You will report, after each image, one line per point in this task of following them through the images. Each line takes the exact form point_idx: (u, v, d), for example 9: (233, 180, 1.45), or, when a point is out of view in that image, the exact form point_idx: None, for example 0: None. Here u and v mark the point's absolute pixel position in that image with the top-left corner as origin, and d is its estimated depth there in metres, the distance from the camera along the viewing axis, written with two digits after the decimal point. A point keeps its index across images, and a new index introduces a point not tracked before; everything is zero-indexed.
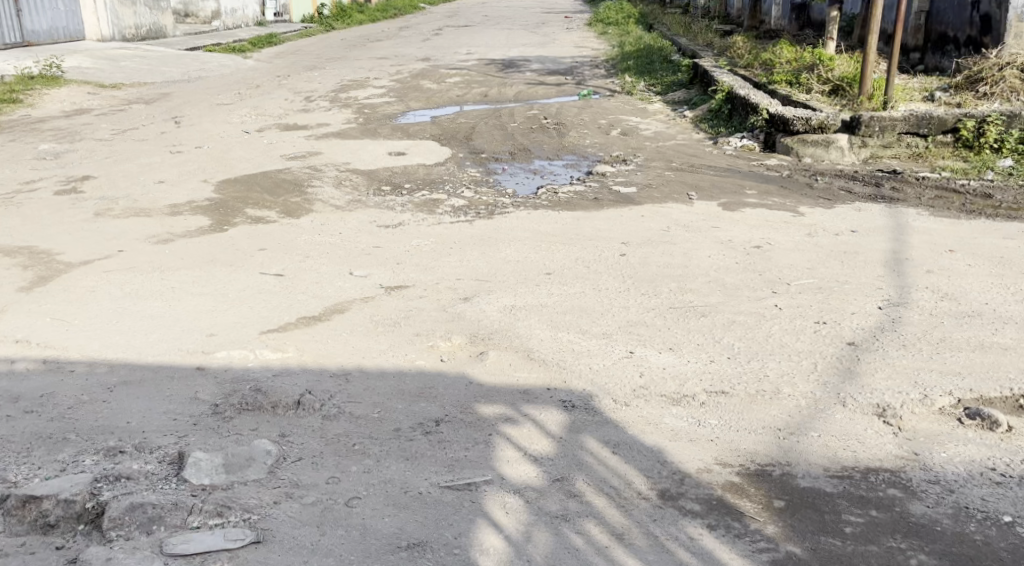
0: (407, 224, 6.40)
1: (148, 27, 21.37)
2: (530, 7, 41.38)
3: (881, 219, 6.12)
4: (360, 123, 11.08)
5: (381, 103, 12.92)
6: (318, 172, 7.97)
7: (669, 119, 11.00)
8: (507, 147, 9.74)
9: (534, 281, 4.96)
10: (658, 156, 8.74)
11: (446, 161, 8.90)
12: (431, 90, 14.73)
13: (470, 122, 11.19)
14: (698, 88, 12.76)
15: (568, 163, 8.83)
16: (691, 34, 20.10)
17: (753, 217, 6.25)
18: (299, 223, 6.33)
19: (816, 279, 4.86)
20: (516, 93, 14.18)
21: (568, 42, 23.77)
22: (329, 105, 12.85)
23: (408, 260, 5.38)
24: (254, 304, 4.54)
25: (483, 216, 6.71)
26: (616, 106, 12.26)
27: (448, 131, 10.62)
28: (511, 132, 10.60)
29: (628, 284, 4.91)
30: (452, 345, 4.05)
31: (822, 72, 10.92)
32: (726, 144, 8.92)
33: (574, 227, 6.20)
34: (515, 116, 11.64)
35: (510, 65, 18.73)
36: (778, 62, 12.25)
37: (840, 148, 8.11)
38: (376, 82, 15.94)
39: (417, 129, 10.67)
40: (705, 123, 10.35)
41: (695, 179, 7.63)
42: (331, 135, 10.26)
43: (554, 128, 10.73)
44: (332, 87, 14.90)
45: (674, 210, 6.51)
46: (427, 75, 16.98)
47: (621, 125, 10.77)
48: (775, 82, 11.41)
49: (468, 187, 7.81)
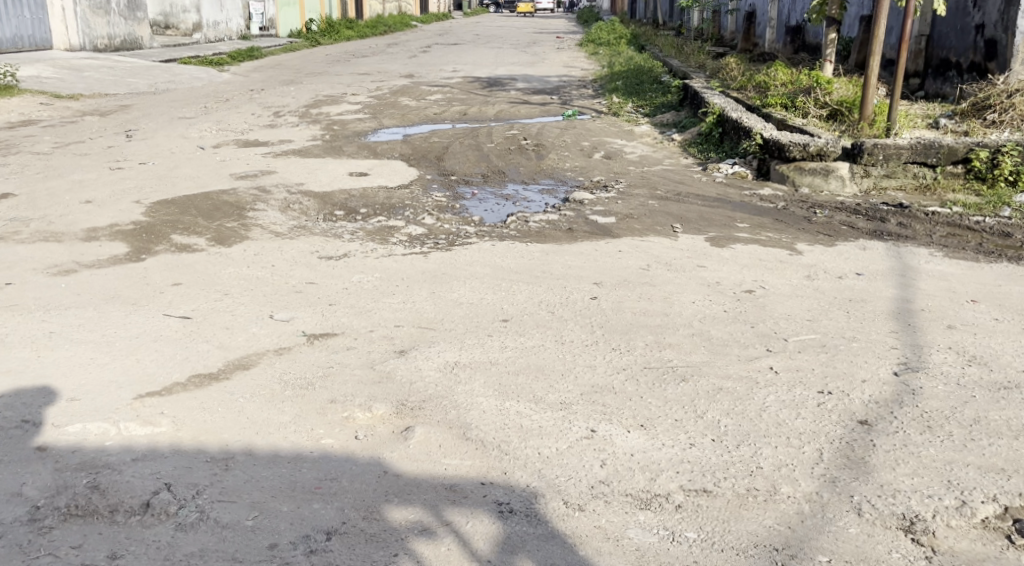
0: (353, 255, 5.65)
1: (123, 38, 20.70)
2: (523, 27, 40.84)
3: (890, 260, 5.39)
4: (326, 141, 10.35)
5: (352, 120, 12.21)
6: (266, 194, 7.23)
7: (656, 142, 10.29)
8: (480, 169, 9.01)
9: (486, 330, 4.19)
10: (642, 181, 8.03)
11: (412, 183, 8.16)
12: (408, 107, 14.03)
13: (444, 142, 10.47)
14: (688, 111, 12.07)
15: (544, 187, 8.11)
16: (682, 55, 19.49)
17: (745, 255, 5.51)
18: (228, 253, 5.58)
19: (819, 335, 4.11)
20: (497, 112, 13.49)
21: (558, 62, 23.16)
22: (297, 121, 12.13)
23: (342, 301, 4.62)
24: (142, 357, 3.77)
25: (440, 247, 5.95)
26: (601, 128, 11.55)
27: (419, 151, 9.90)
28: (487, 153, 9.87)
29: (596, 335, 4.15)
30: (373, 416, 3.28)
31: (820, 96, 10.25)
32: (717, 171, 8.20)
33: (542, 262, 5.45)
34: (492, 137, 10.94)
35: (495, 83, 18.07)
36: (773, 84, 11.59)
37: (840, 177, 7.41)
38: (353, 97, 15.24)
39: (386, 148, 9.94)
40: (694, 147, 9.65)
41: (680, 208, 6.92)
42: (291, 152, 9.53)
43: (533, 150, 10.01)
44: (304, 102, 14.18)
45: (655, 245, 5.77)
46: (407, 92, 16.29)
47: (604, 148, 10.06)
48: (770, 104, 10.74)
49: (429, 213, 7.05)
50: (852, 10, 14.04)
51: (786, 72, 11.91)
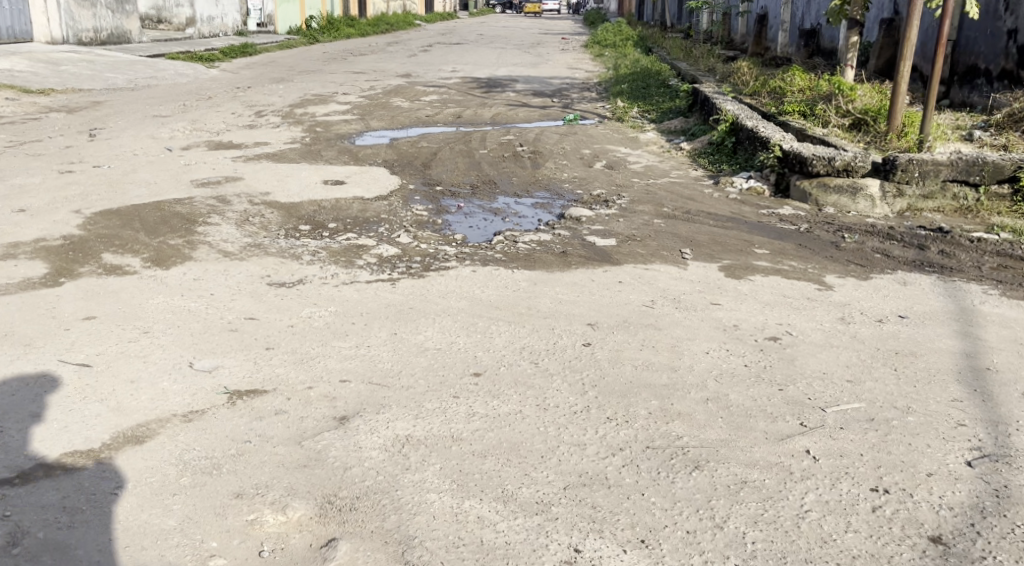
0: (309, 280, 4.87)
1: (109, 31, 19.96)
2: (529, 28, 40.14)
3: (940, 301, 4.61)
4: (305, 145, 9.58)
5: (338, 122, 11.45)
6: (225, 204, 6.47)
7: (663, 151, 9.51)
8: (470, 178, 8.25)
9: (451, 389, 3.39)
10: (647, 196, 7.27)
11: (391, 193, 7.39)
12: (400, 109, 13.29)
13: (433, 148, 9.71)
14: (698, 117, 11.28)
15: (539, 201, 7.34)
16: (690, 59, 18.70)
17: (765, 289, 4.74)
18: (165, 275, 4.80)
19: (866, 404, 3.31)
20: (493, 115, 12.73)
21: (562, 63, 22.39)
22: (279, 122, 11.37)
23: (283, 343, 3.83)
24: (8, 426, 2.99)
25: (413, 272, 5.18)
26: (603, 134, 10.77)
27: (405, 157, 9.14)
28: (479, 160, 9.11)
29: (588, 400, 3.36)
30: (286, 521, 2.58)
31: (842, 103, 9.50)
32: (730, 186, 7.45)
33: (530, 294, 4.67)
34: (486, 142, 10.19)
35: (494, 85, 17.30)
36: (790, 90, 10.82)
37: (870, 197, 6.62)
38: (343, 97, 14.49)
39: (370, 153, 9.18)
40: (704, 157, 8.86)
41: (689, 229, 6.14)
42: (265, 156, 8.77)
43: (529, 157, 9.25)
44: (290, 102, 13.41)
45: (660, 276, 5.00)
46: (401, 93, 15.54)
47: (606, 157, 9.29)
48: (787, 112, 9.99)
49: (407, 228, 6.28)
50: (872, 13, 13.29)
51: (804, 77, 11.13)
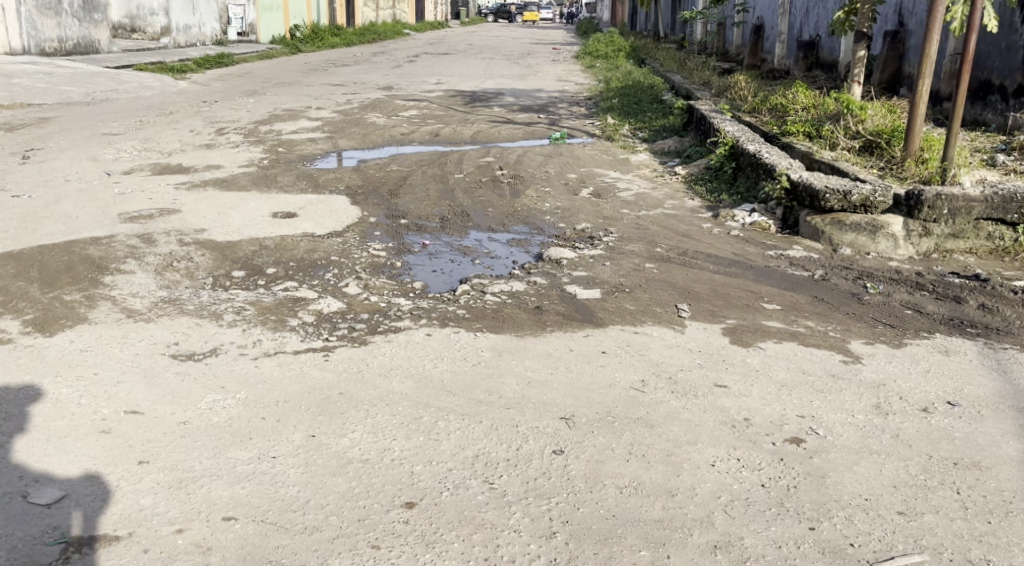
0: (224, 351, 4.00)
1: (76, 41, 19.12)
2: (520, 37, 39.45)
3: (993, 379, 3.76)
4: (261, 169, 8.73)
5: (304, 140, 10.61)
6: (149, 245, 5.62)
7: (655, 177, 8.70)
8: (440, 208, 7.41)
9: (367, 534, 2.63)
10: (637, 233, 6.46)
11: (348, 228, 6.54)
12: (376, 125, 12.47)
13: (404, 171, 8.87)
14: (693, 137, 10.50)
15: (515, 238, 6.51)
16: (683, 71, 17.91)
17: (780, 364, 3.89)
18: (47, 345, 3.94)
19: (930, 556, 2.57)
20: (473, 133, 11.89)
21: (551, 75, 21.62)
22: (240, 141, 10.53)
23: (161, 456, 2.99)
24: None
25: (354, 336, 4.31)
26: (590, 156, 9.98)
27: (372, 183, 8.30)
28: (452, 187, 8.27)
29: (551, 549, 2.59)
30: None
31: (850, 124, 8.77)
32: (731, 221, 6.69)
33: (495, 372, 3.79)
34: (462, 164, 9.38)
35: (479, 99, 16.51)
36: (793, 109, 10.08)
37: (892, 236, 5.81)
38: (316, 113, 13.66)
39: (332, 179, 8.33)
40: (701, 184, 8.06)
41: (685, 276, 5.31)
42: (214, 183, 7.92)
43: (507, 183, 8.44)
44: (258, 118, 12.56)
45: (652, 343, 4.15)
46: (379, 107, 14.72)
47: (594, 184, 8.46)
48: (791, 133, 9.26)
49: (360, 274, 5.41)
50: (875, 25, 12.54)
51: (808, 94, 10.38)
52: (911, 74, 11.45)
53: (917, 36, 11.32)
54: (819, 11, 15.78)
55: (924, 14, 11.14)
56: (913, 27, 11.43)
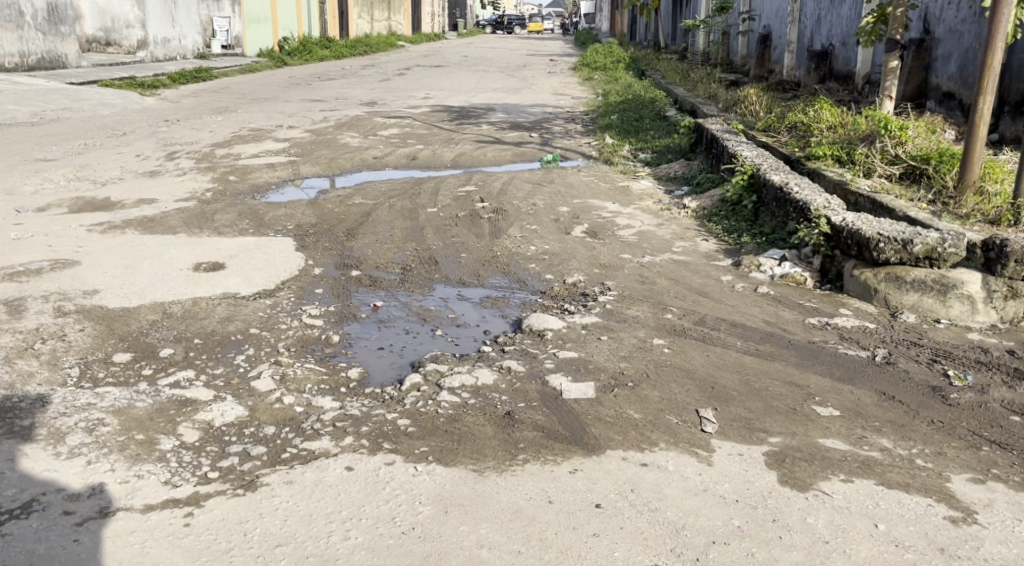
0: (39, 509, 2.80)
1: (40, 55, 17.91)
2: (516, 49, 38.40)
3: None
4: (202, 203, 7.49)
5: (262, 167, 9.39)
6: (14, 318, 4.35)
7: (659, 212, 7.50)
8: (405, 254, 6.17)
9: None
10: (642, 291, 5.22)
11: (285, 283, 5.29)
12: (349, 147, 11.28)
13: (368, 205, 7.63)
14: (702, 160, 9.27)
15: (491, 298, 5.27)
16: (686, 84, 16.70)
17: (859, 532, 2.75)
18: None
19: None
20: (455, 156, 10.68)
21: (545, 89, 20.46)
22: (189, 168, 9.28)
23: None
24: None
25: (243, 470, 3.05)
26: (586, 185, 8.77)
27: (328, 221, 7.06)
28: (422, 226, 7.05)
29: None
30: None
31: (888, 146, 7.59)
32: (757, 270, 5.51)
33: (434, 551, 2.68)
34: (438, 196, 8.18)
35: (466, 116, 15.34)
36: (817, 128, 8.86)
37: (968, 298, 4.63)
38: (286, 133, 12.45)
39: (281, 216, 7.08)
40: (717, 220, 6.85)
41: (706, 360, 4.05)
42: (138, 220, 6.67)
43: (488, 222, 7.24)
44: (218, 140, 11.33)
45: (668, 488, 2.93)
46: (357, 126, 13.51)
47: (588, 223, 7.25)
48: (819, 157, 8.04)
49: (282, 355, 4.16)
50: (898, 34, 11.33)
51: (833, 110, 9.16)
52: (939, 86, 10.23)
53: (946, 44, 10.09)
54: (832, 18, 14.56)
55: (955, 19, 9.90)
56: (941, 34, 10.19)
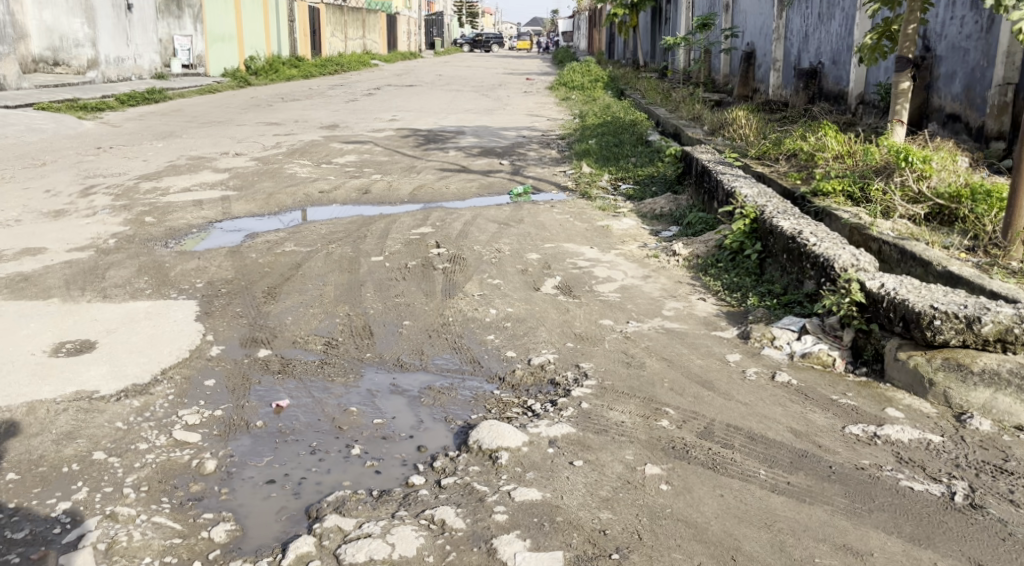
0: None
1: None
2: (494, 67, 37.41)
3: None
4: (99, 253, 6.33)
5: (188, 204, 8.23)
6: None
7: (644, 260, 6.39)
8: (333, 323, 4.99)
9: None
10: (625, 379, 4.06)
11: (165, 373, 4.09)
12: (296, 178, 10.12)
13: (301, 253, 6.46)
14: (691, 195, 8.16)
15: (433, 390, 4.08)
16: (667, 104, 15.67)
17: None
18: None
19: None
20: (414, 188, 9.53)
21: (521, 110, 19.38)
22: (102, 206, 8.10)
23: None
24: None
25: None
26: (558, 225, 7.65)
27: (247, 276, 5.89)
28: (361, 281, 5.88)
29: None
30: None
31: (910, 180, 6.50)
32: (773, 347, 4.38)
33: None
34: (385, 238, 7.04)
35: (433, 140, 14.22)
36: (822, 158, 7.78)
37: None
38: (229, 161, 11.28)
39: (189, 271, 5.91)
40: (715, 274, 5.73)
41: (721, 505, 2.92)
42: (9, 279, 5.50)
43: (441, 273, 6.09)
44: (148, 171, 10.14)
45: None
46: (310, 153, 12.35)
47: (560, 274, 6.12)
48: (827, 193, 6.94)
49: (123, 501, 2.98)
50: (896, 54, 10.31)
51: (838, 137, 8.09)
52: (942, 106, 9.16)
53: (949, 61, 8.98)
54: (820, 34, 13.54)
55: (958, 34, 8.79)
56: (943, 51, 9.08)
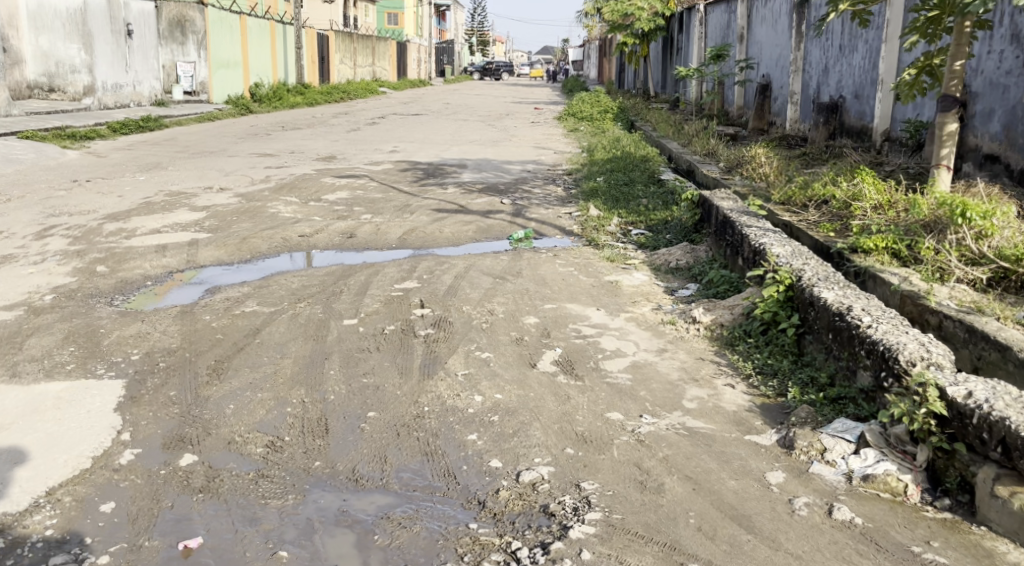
0: None
1: None
2: (502, 96, 36.78)
3: None
4: (30, 312, 5.46)
5: (151, 249, 7.37)
6: None
7: (658, 327, 5.50)
8: (282, 414, 4.07)
9: None
10: (642, 511, 3.23)
11: (51, 495, 3.26)
12: (278, 218, 9.27)
13: (262, 314, 5.58)
14: (711, 246, 7.28)
15: (392, 522, 3.21)
16: (680, 138, 14.83)
17: None
18: None
19: None
20: (404, 232, 8.66)
21: (527, 141, 18.56)
22: (53, 251, 7.24)
23: None
24: None
25: None
26: (562, 279, 6.78)
27: (195, 344, 4.99)
28: (327, 352, 4.97)
29: None
30: None
31: (968, 240, 5.64)
32: (827, 464, 3.51)
33: None
34: (365, 294, 6.17)
35: (433, 174, 13.38)
36: (859, 208, 6.90)
37: None
38: (211, 197, 10.44)
39: (126, 337, 5.01)
40: (744, 353, 4.84)
41: None
42: None
43: (422, 342, 5.20)
44: (119, 209, 9.29)
45: None
46: (299, 188, 11.52)
47: (562, 345, 5.23)
48: (869, 251, 6.06)
49: None
50: (932, 93, 9.47)
51: (877, 184, 7.22)
52: (978, 146, 8.15)
53: (986, 99, 8.07)
54: (841, 67, 12.70)
55: (996, 70, 7.90)
56: (979, 87, 8.19)
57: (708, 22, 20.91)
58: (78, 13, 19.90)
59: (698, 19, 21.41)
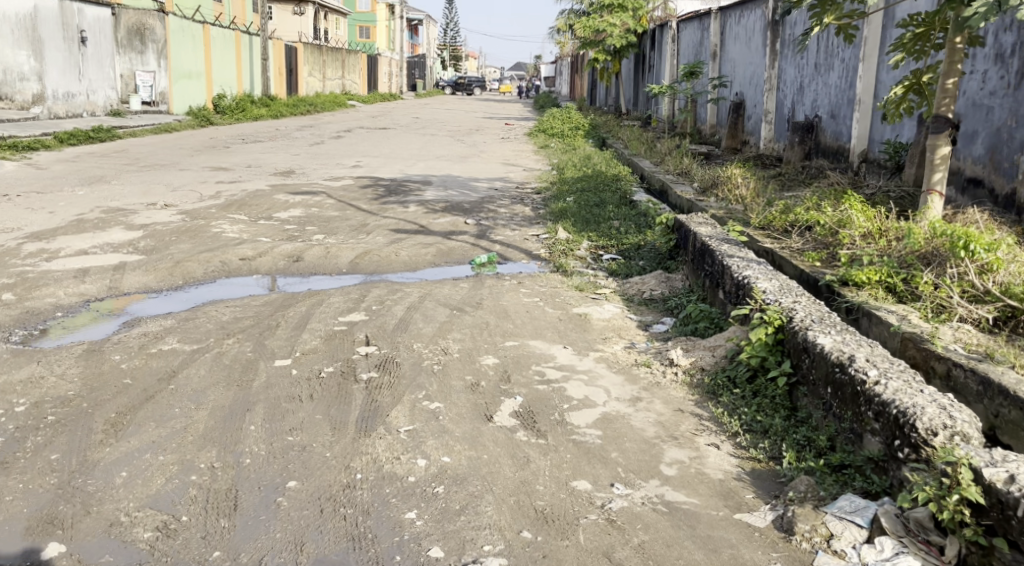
0: None
1: None
2: (472, 112, 36.29)
3: None
4: None
5: (70, 273, 6.66)
6: None
7: (631, 370, 4.88)
8: (184, 485, 3.41)
9: None
10: None
11: None
12: (222, 238, 8.57)
13: (181, 353, 4.90)
14: (688, 275, 6.70)
15: None
16: (652, 157, 14.33)
17: None
18: None
19: None
20: (357, 255, 8.00)
21: (496, 157, 17.98)
22: None
23: None
24: None
25: None
26: (526, 311, 6.15)
27: (95, 390, 4.30)
28: (250, 401, 4.29)
29: None
30: None
31: (971, 274, 5.08)
32: (834, 554, 3.01)
33: None
34: (304, 329, 5.51)
35: (396, 192, 12.73)
36: (847, 236, 6.33)
37: None
38: (151, 214, 9.71)
39: (15, 383, 4.31)
40: (730, 405, 4.24)
41: None
42: None
43: (362, 389, 4.53)
44: (47, 227, 8.55)
45: None
46: (251, 205, 10.82)
47: (523, 393, 4.58)
48: (861, 284, 5.51)
49: None
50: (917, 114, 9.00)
51: (865, 210, 6.69)
52: (961, 169, 7.65)
53: (969, 120, 7.57)
54: (817, 86, 12.23)
55: (979, 91, 7.42)
56: (961, 108, 7.69)
57: (680, 39, 20.52)
58: (28, 18, 19.04)
59: (670, 36, 21.02)
